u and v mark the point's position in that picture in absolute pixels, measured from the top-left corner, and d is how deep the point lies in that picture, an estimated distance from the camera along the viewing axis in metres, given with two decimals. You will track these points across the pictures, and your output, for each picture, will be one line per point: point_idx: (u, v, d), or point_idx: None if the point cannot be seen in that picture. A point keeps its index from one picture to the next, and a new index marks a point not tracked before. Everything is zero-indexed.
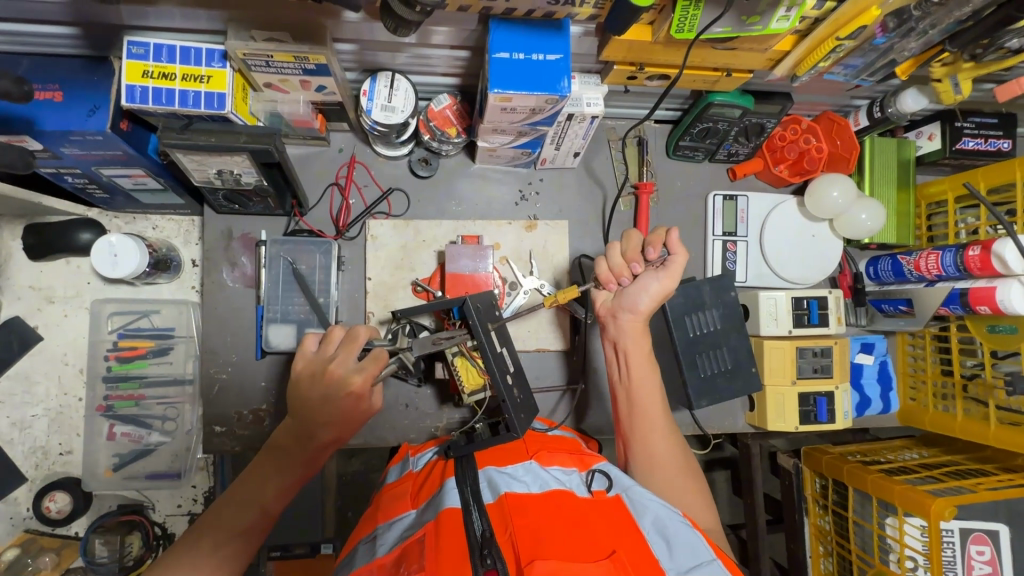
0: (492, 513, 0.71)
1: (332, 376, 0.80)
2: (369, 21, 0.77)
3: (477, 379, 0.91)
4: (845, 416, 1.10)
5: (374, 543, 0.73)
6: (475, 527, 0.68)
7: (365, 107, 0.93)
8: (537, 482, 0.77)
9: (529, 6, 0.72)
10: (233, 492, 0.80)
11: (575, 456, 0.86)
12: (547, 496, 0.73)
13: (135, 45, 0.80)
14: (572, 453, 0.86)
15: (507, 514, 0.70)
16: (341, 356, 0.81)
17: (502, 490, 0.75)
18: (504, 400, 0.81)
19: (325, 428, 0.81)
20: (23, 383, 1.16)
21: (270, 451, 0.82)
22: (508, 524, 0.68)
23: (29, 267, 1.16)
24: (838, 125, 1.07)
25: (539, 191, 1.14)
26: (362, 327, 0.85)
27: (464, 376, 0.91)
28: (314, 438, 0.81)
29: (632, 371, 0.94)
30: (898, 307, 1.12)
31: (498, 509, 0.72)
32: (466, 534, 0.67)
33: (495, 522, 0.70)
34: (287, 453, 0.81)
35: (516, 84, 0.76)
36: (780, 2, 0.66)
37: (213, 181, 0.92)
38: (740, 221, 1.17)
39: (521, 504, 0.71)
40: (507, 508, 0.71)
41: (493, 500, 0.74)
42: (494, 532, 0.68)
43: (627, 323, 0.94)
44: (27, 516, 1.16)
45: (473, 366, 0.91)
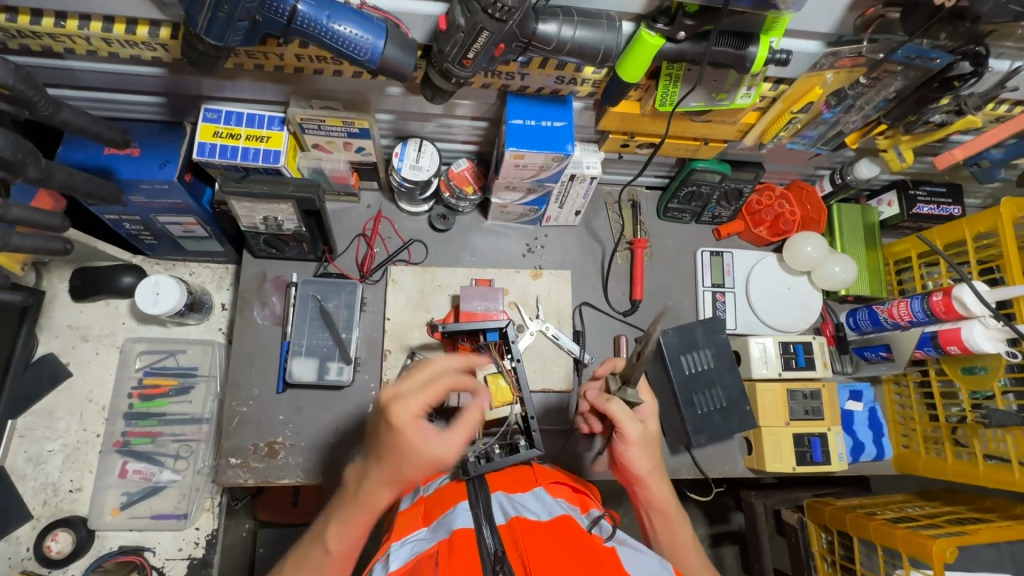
0: (502, 535, 0.73)
1: (387, 405, 0.70)
2: (407, 95, 0.94)
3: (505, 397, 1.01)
4: (841, 458, 1.14)
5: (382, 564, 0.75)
6: (487, 543, 0.71)
7: (395, 166, 1.08)
8: (545, 510, 0.79)
9: (539, 84, 0.88)
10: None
11: (578, 496, 0.88)
12: (554, 522, 0.75)
13: (210, 112, 0.96)
14: (576, 491, 0.89)
15: (518, 536, 0.72)
16: (405, 387, 0.72)
17: (512, 513, 0.77)
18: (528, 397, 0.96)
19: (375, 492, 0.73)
20: (46, 418, 1.20)
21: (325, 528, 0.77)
22: (518, 543, 0.71)
23: (71, 307, 1.25)
24: (807, 191, 1.23)
25: (545, 245, 1.27)
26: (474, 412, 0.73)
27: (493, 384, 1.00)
28: (368, 504, 0.74)
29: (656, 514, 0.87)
30: (878, 353, 1.20)
31: (508, 531, 0.74)
32: (480, 551, 0.70)
33: (506, 543, 0.72)
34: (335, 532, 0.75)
35: (529, 144, 0.91)
36: (741, 82, 0.83)
37: (258, 225, 1.05)
38: (727, 274, 1.29)
39: (530, 528, 0.73)
40: (517, 530, 0.73)
41: (504, 522, 0.76)
42: (505, 551, 0.70)
43: (645, 468, 0.85)
44: (26, 556, 1.13)
45: (505, 385, 1.00)
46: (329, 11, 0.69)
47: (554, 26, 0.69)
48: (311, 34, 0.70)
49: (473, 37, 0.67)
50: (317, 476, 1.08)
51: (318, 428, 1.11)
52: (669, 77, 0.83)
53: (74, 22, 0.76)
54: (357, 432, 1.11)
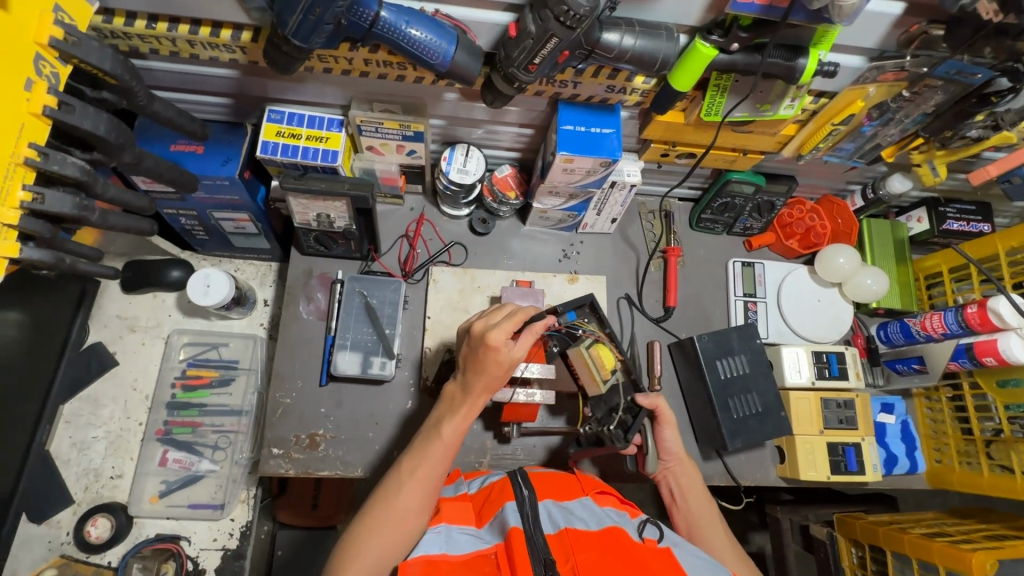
0: (552, 544, 0.75)
1: (495, 343, 0.81)
2: (463, 101, 0.99)
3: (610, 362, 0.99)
4: (875, 469, 1.15)
5: (436, 538, 0.77)
6: (538, 548, 0.73)
7: (443, 169, 1.13)
8: (595, 518, 0.80)
9: (591, 92, 0.93)
10: (389, 518, 0.80)
11: (625, 504, 0.89)
12: (605, 533, 0.76)
13: (274, 113, 1.02)
14: (624, 499, 0.89)
15: (569, 546, 0.73)
16: (501, 325, 0.82)
17: (563, 523, 0.78)
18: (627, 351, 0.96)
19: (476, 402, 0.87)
20: (91, 405, 1.23)
21: (421, 453, 0.85)
22: (570, 556, 0.72)
23: (120, 298, 1.29)
24: (838, 206, 1.28)
25: (580, 251, 1.30)
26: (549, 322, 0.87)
27: (596, 348, 0.99)
28: (469, 411, 0.87)
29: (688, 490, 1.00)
30: (911, 366, 1.21)
31: (558, 540, 0.75)
32: (532, 555, 0.72)
33: (556, 553, 0.73)
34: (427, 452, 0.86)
35: (579, 149, 0.95)
36: (785, 94, 0.87)
37: (311, 222, 1.10)
38: (758, 284, 1.31)
39: (581, 539, 0.74)
40: (568, 540, 0.74)
41: (553, 531, 0.77)
42: (556, 561, 0.72)
43: (674, 448, 1.01)
44: (65, 541, 1.15)
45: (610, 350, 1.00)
46: (407, 17, 0.74)
47: (616, 36, 0.74)
48: (389, 38, 0.75)
49: (542, 43, 0.72)
50: (356, 470, 1.10)
51: (358, 421, 1.12)
52: (717, 88, 0.87)
53: (164, 23, 0.82)
54: (395, 427, 1.13)
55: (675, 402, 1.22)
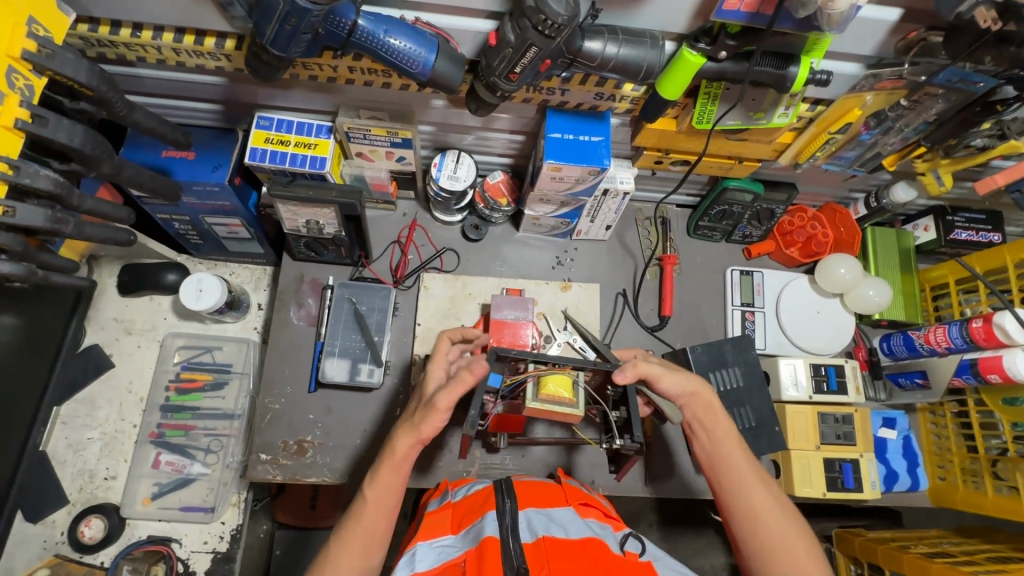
0: (529, 553, 0.73)
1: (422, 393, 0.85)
2: (451, 108, 0.98)
3: (566, 388, 0.80)
4: (873, 486, 1.12)
5: (406, 558, 0.76)
6: (511, 557, 0.71)
7: (434, 176, 1.12)
8: (575, 528, 0.78)
9: (579, 100, 0.91)
10: (346, 536, 0.78)
11: (609, 517, 0.86)
12: (583, 542, 0.74)
13: (263, 119, 1.02)
14: (609, 512, 0.87)
15: (545, 556, 0.71)
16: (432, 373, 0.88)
17: (541, 532, 0.76)
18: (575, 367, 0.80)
19: (403, 445, 0.81)
20: (87, 406, 1.24)
21: (374, 472, 0.82)
22: (545, 566, 0.70)
23: (117, 301, 1.30)
24: (841, 214, 1.24)
25: (574, 258, 1.29)
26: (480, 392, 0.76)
27: (545, 388, 0.79)
28: (397, 468, 0.81)
29: (709, 430, 0.83)
30: (914, 380, 1.17)
31: (534, 550, 0.73)
32: (505, 563, 0.70)
33: (531, 562, 0.72)
34: (385, 466, 0.81)
35: (567, 157, 0.93)
36: (779, 102, 0.84)
37: (301, 228, 1.09)
38: (757, 294, 1.28)
39: (558, 548, 0.73)
40: (544, 550, 0.72)
41: (531, 540, 0.75)
42: (529, 568, 0.71)
43: (681, 389, 0.84)
44: (59, 541, 1.16)
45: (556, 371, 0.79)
46: (386, 26, 0.73)
47: (599, 44, 0.72)
48: (368, 47, 0.74)
49: (521, 53, 0.70)
50: (342, 477, 1.09)
51: (346, 428, 1.12)
52: (708, 95, 0.85)
53: (149, 32, 0.82)
54: (384, 435, 1.12)
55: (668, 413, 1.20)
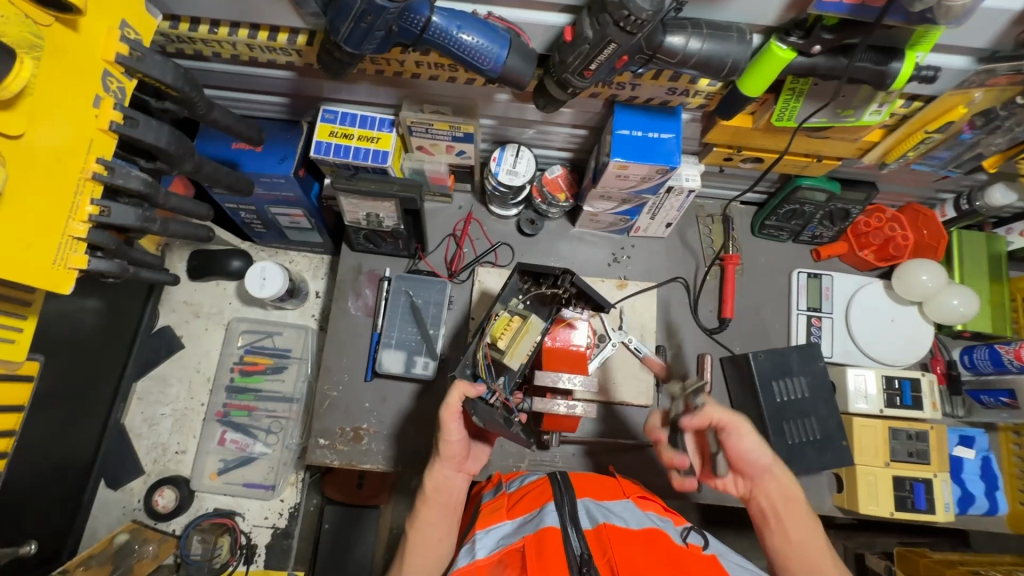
0: (590, 540, 0.73)
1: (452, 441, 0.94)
2: (515, 102, 0.96)
3: (506, 322, 0.93)
4: (947, 509, 1.05)
5: (466, 549, 0.77)
6: (573, 546, 0.71)
7: (493, 170, 1.11)
8: (635, 519, 0.77)
9: (650, 95, 0.87)
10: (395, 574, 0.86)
11: (669, 511, 0.85)
12: (645, 532, 0.74)
13: (328, 112, 1.03)
14: (667, 507, 0.86)
15: (608, 543, 0.71)
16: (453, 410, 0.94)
17: (600, 519, 0.76)
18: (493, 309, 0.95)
19: (440, 477, 0.92)
20: (160, 384, 1.32)
21: (416, 510, 0.90)
22: (607, 551, 0.70)
23: (187, 285, 1.36)
24: (924, 215, 1.15)
25: (631, 255, 1.25)
26: (460, 381, 0.88)
27: (496, 335, 0.92)
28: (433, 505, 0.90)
29: (765, 485, 0.82)
30: (999, 399, 1.10)
31: (595, 537, 0.73)
32: (566, 551, 0.70)
33: (593, 548, 0.71)
34: (425, 502, 0.90)
35: (634, 155, 0.90)
36: (872, 99, 0.78)
37: (361, 221, 1.11)
38: (825, 298, 1.21)
39: (620, 535, 0.72)
40: (607, 537, 0.72)
41: (591, 528, 0.75)
42: (592, 556, 0.70)
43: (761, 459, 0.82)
44: (136, 507, 1.25)
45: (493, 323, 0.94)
46: (458, 22, 0.72)
47: (681, 39, 0.68)
48: (440, 44, 0.73)
49: (599, 49, 0.67)
50: (396, 465, 1.12)
51: (400, 418, 1.14)
52: (792, 91, 0.79)
53: (226, 28, 0.83)
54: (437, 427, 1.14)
55: None
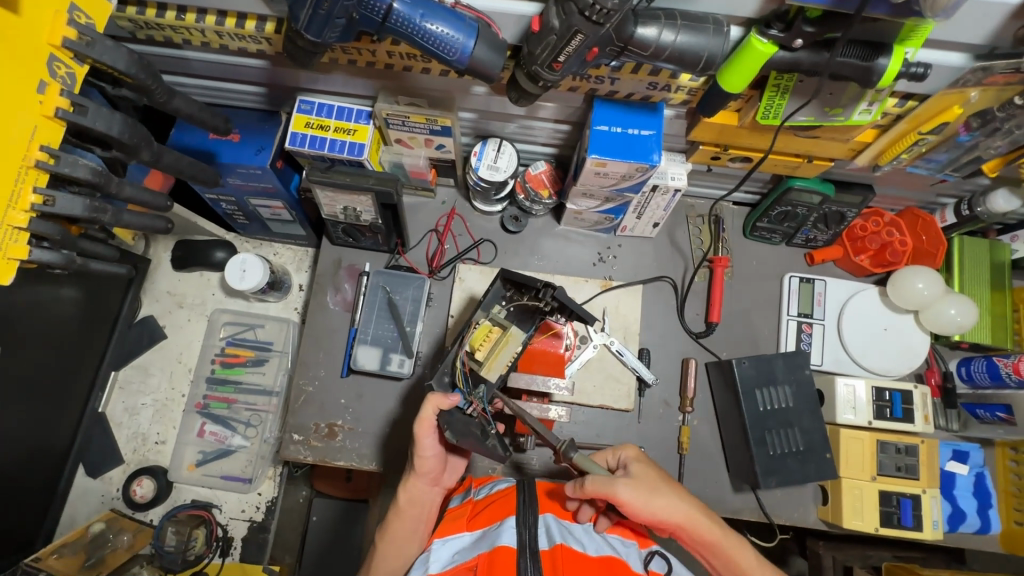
0: (543, 561, 0.69)
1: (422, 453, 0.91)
2: (492, 95, 0.93)
3: (486, 334, 0.89)
4: (935, 526, 1.01)
5: (421, 561, 0.76)
6: (525, 571, 0.67)
7: (473, 165, 1.08)
8: (594, 545, 0.73)
9: (629, 90, 0.84)
10: None
11: (636, 533, 0.81)
12: (603, 561, 0.69)
13: (304, 103, 1.01)
14: (636, 529, 0.81)
15: (560, 567, 0.67)
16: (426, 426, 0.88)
17: (558, 540, 0.73)
18: (475, 316, 0.90)
19: (413, 491, 0.89)
20: (141, 373, 1.32)
21: (387, 521, 0.88)
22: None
23: (171, 275, 1.36)
24: (923, 220, 1.11)
25: (617, 255, 1.22)
26: (433, 395, 0.85)
27: (474, 345, 0.88)
28: (403, 520, 0.88)
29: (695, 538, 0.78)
30: (995, 413, 1.06)
31: (550, 557, 0.70)
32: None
33: (546, 572, 0.68)
34: (395, 516, 0.88)
35: (613, 152, 0.87)
36: (861, 98, 0.74)
37: (339, 215, 1.09)
38: (817, 304, 1.17)
39: (574, 561, 0.69)
40: (561, 561, 0.68)
41: (548, 548, 0.71)
42: None
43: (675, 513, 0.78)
44: (115, 496, 1.25)
45: (473, 333, 0.89)
46: (423, 10, 0.69)
47: (654, 30, 0.64)
48: (404, 33, 0.71)
49: (566, 40, 0.64)
50: (370, 463, 1.10)
51: (376, 415, 1.12)
52: (777, 88, 0.75)
53: (193, 15, 0.81)
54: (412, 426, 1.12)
55: (708, 427, 1.13)
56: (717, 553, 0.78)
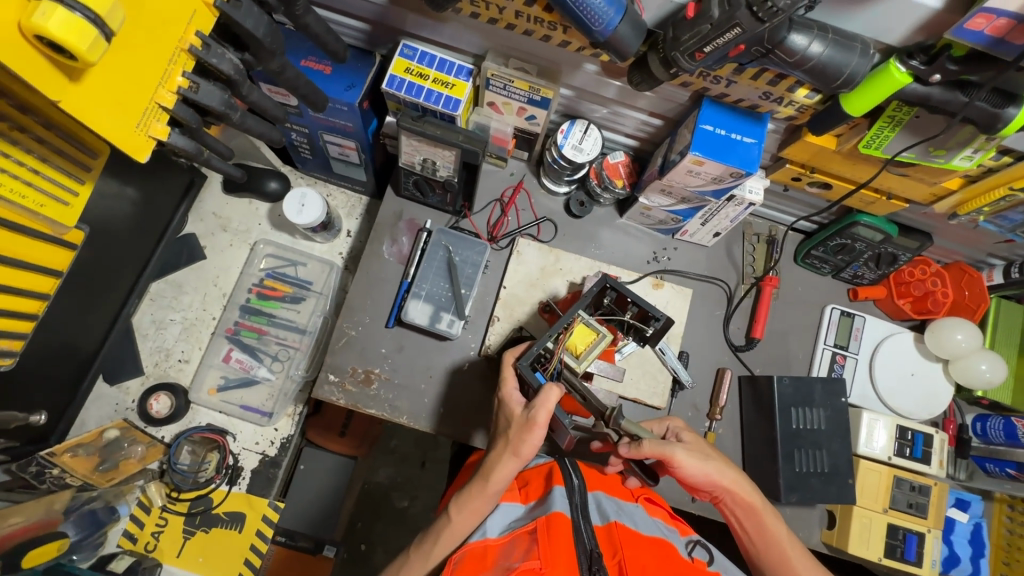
0: (600, 536, 0.73)
1: (520, 436, 0.80)
2: (601, 76, 0.94)
3: (588, 334, 0.91)
4: (934, 565, 1.06)
5: (478, 530, 0.78)
6: (584, 539, 0.71)
7: (558, 142, 1.08)
8: (645, 525, 0.77)
9: (742, 95, 0.86)
10: (423, 547, 0.81)
11: (674, 520, 0.85)
12: (654, 541, 0.74)
13: (408, 48, 1.00)
14: (674, 515, 0.86)
15: (618, 542, 0.71)
16: (537, 411, 0.79)
17: (612, 517, 0.77)
18: (577, 314, 0.91)
19: (503, 472, 0.79)
20: (174, 289, 1.29)
21: (464, 491, 0.81)
22: (617, 551, 0.70)
23: (219, 197, 1.34)
24: (969, 276, 1.16)
25: (671, 257, 1.24)
26: (553, 388, 0.80)
27: (575, 346, 0.90)
28: (481, 502, 0.79)
29: (733, 504, 0.87)
30: (1005, 469, 1.11)
31: (606, 534, 0.74)
32: (576, 543, 0.71)
33: (603, 547, 0.72)
34: (471, 490, 0.80)
35: (713, 153, 0.88)
36: (969, 144, 0.76)
37: (416, 166, 1.08)
38: (853, 338, 1.21)
39: (631, 537, 0.73)
40: (618, 535, 0.73)
41: (602, 524, 0.76)
42: (602, 554, 0.70)
43: (721, 480, 0.86)
44: (129, 407, 1.22)
45: (580, 330, 0.91)
46: None
47: (805, 39, 0.66)
48: None
49: (721, 31, 0.65)
50: (401, 416, 1.09)
51: (414, 369, 1.12)
52: (890, 119, 0.77)
53: None
54: (447, 387, 1.12)
55: (732, 436, 1.14)
56: (754, 520, 0.86)
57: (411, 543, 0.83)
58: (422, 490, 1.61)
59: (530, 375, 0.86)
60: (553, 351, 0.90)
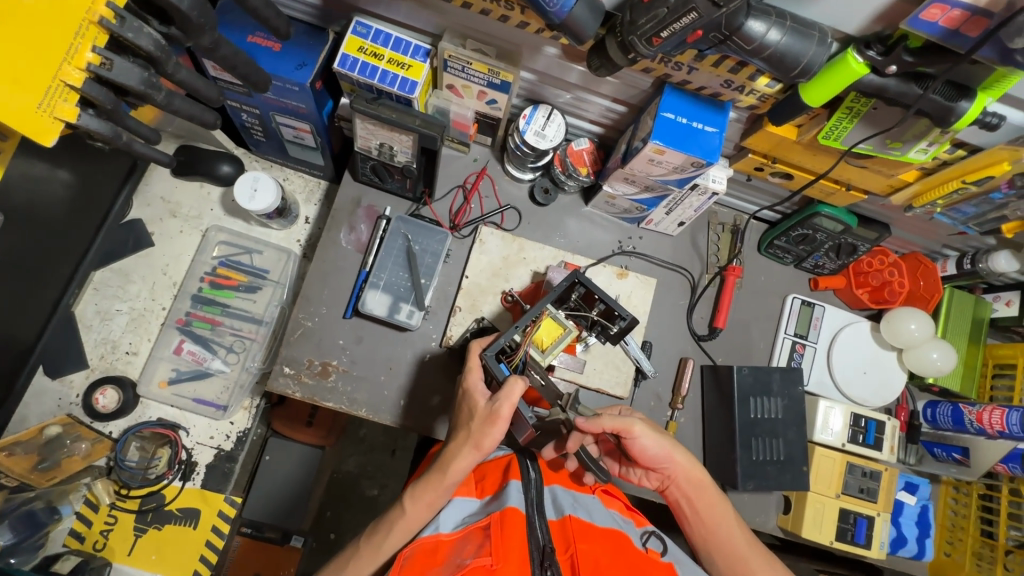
0: (554, 532, 0.73)
1: (483, 429, 0.78)
2: (562, 59, 0.91)
3: (555, 328, 0.90)
4: (882, 547, 1.10)
5: (432, 522, 0.77)
6: (537, 535, 0.70)
7: (521, 127, 1.05)
8: (599, 518, 0.77)
9: (703, 83, 0.84)
10: (374, 538, 0.79)
11: (631, 511, 0.86)
12: (608, 533, 0.74)
13: (361, 26, 0.95)
14: (631, 505, 0.87)
15: (571, 536, 0.71)
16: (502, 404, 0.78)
17: (567, 512, 0.77)
18: (544, 308, 0.89)
19: (461, 463, 0.78)
20: (120, 278, 1.23)
21: (420, 484, 0.79)
22: (570, 546, 0.70)
23: (167, 180, 1.27)
24: (924, 267, 1.18)
25: (636, 246, 1.23)
26: (518, 380, 0.79)
27: (541, 340, 0.89)
28: (437, 494, 0.79)
29: (684, 483, 0.88)
30: (952, 454, 1.15)
31: (560, 528, 0.74)
32: (529, 539, 0.69)
33: (557, 542, 0.71)
34: (429, 481, 0.79)
35: (674, 142, 0.86)
36: (924, 137, 0.76)
37: (372, 151, 1.04)
38: (813, 327, 1.22)
39: (584, 530, 0.73)
40: (571, 529, 0.72)
41: (557, 518, 0.76)
42: (555, 549, 0.70)
43: (675, 457, 0.87)
44: (73, 402, 1.16)
45: (546, 324, 0.90)
46: None
47: (763, 26, 0.64)
48: None
49: (677, 15, 0.63)
50: (359, 409, 1.06)
51: (373, 361, 1.09)
52: (848, 111, 0.76)
53: None
54: (407, 379, 1.09)
55: (692, 425, 1.15)
56: (703, 497, 0.87)
57: (360, 533, 0.82)
58: (391, 479, 1.59)
59: (496, 365, 0.85)
60: (520, 343, 0.89)
